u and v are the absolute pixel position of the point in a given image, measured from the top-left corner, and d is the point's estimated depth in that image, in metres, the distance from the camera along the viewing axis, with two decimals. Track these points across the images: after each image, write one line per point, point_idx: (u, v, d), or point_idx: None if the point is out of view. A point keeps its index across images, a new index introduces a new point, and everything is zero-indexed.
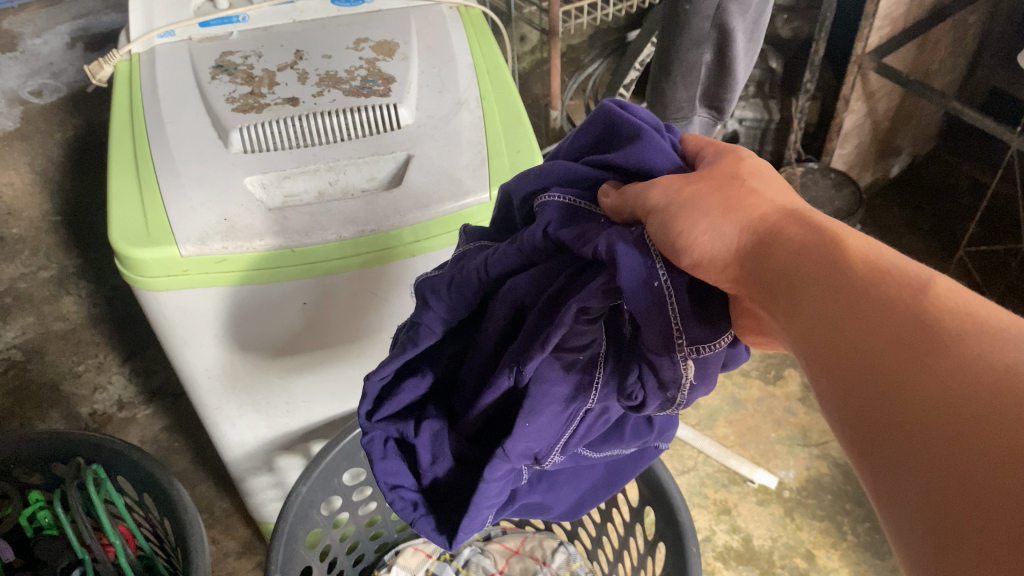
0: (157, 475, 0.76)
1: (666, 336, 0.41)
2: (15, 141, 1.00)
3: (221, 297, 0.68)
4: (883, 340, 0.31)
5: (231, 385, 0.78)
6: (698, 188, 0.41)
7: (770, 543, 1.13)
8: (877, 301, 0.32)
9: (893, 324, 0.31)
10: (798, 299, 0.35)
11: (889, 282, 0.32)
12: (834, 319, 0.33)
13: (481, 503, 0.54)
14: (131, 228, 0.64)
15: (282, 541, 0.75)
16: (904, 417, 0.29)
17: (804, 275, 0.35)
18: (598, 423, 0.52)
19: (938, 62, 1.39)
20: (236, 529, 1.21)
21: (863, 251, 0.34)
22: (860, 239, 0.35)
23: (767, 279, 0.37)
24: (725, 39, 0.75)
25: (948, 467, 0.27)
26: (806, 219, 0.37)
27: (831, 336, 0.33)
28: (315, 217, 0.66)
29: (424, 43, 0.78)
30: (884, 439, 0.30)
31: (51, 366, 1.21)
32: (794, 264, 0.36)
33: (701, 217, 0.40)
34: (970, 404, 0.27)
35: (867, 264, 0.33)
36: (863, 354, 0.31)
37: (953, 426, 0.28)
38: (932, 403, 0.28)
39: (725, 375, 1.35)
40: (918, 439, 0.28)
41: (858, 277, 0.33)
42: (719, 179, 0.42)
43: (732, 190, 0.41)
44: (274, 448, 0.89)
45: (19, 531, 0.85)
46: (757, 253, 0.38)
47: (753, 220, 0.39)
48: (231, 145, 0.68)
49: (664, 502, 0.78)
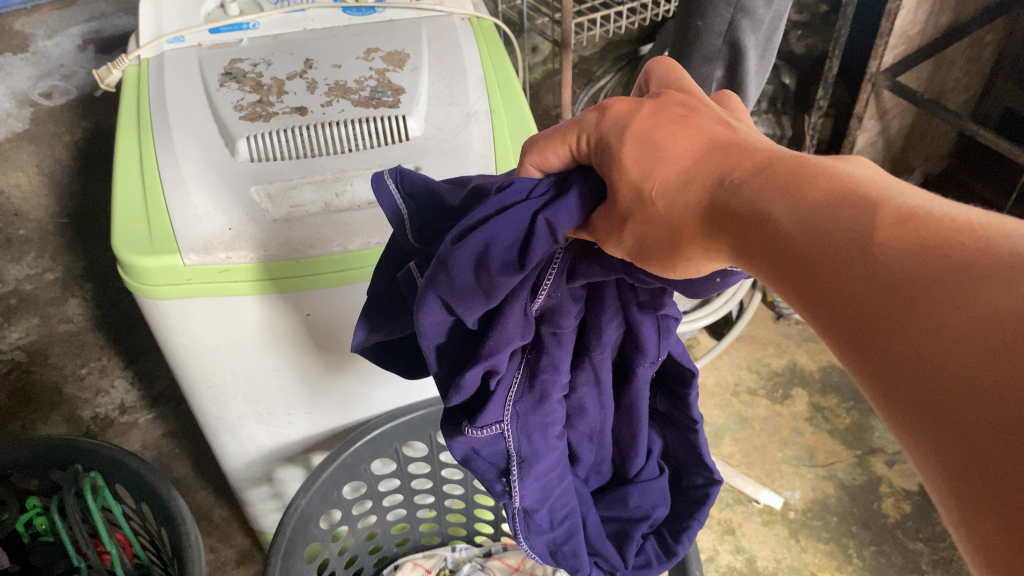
0: (156, 485, 0.75)
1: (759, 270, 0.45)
2: (24, 142, 1.00)
3: (221, 305, 0.67)
4: (853, 307, 0.29)
5: (231, 394, 0.77)
6: (634, 228, 0.40)
7: (774, 565, 1.12)
8: (833, 266, 0.30)
9: (854, 288, 0.29)
10: (767, 260, 0.33)
11: (843, 230, 0.30)
12: (810, 278, 0.31)
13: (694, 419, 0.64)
14: (134, 235, 0.63)
15: (280, 553, 0.74)
16: (901, 372, 0.27)
17: (766, 242, 0.33)
18: None
19: (954, 81, 1.38)
20: (234, 538, 1.20)
21: (806, 208, 0.32)
22: (797, 191, 0.32)
23: (736, 248, 0.35)
24: (738, 56, 0.74)
25: (946, 439, 0.26)
26: (741, 184, 0.35)
27: (811, 301, 0.31)
28: (321, 228, 0.66)
29: (435, 54, 0.78)
30: (889, 398, 0.28)
31: (54, 369, 1.20)
32: (751, 232, 0.33)
33: (663, 246, 0.38)
34: (951, 368, 0.26)
35: (813, 220, 0.31)
36: (847, 311, 0.29)
37: (936, 392, 0.26)
38: (914, 376, 0.27)
39: (732, 393, 1.34)
40: (920, 396, 0.27)
41: (814, 244, 0.31)
42: (630, 191, 0.39)
43: (654, 211, 0.38)
44: (275, 460, 0.88)
45: (16, 537, 0.84)
46: (714, 234, 0.36)
47: (700, 198, 0.36)
48: (238, 153, 0.67)
49: None
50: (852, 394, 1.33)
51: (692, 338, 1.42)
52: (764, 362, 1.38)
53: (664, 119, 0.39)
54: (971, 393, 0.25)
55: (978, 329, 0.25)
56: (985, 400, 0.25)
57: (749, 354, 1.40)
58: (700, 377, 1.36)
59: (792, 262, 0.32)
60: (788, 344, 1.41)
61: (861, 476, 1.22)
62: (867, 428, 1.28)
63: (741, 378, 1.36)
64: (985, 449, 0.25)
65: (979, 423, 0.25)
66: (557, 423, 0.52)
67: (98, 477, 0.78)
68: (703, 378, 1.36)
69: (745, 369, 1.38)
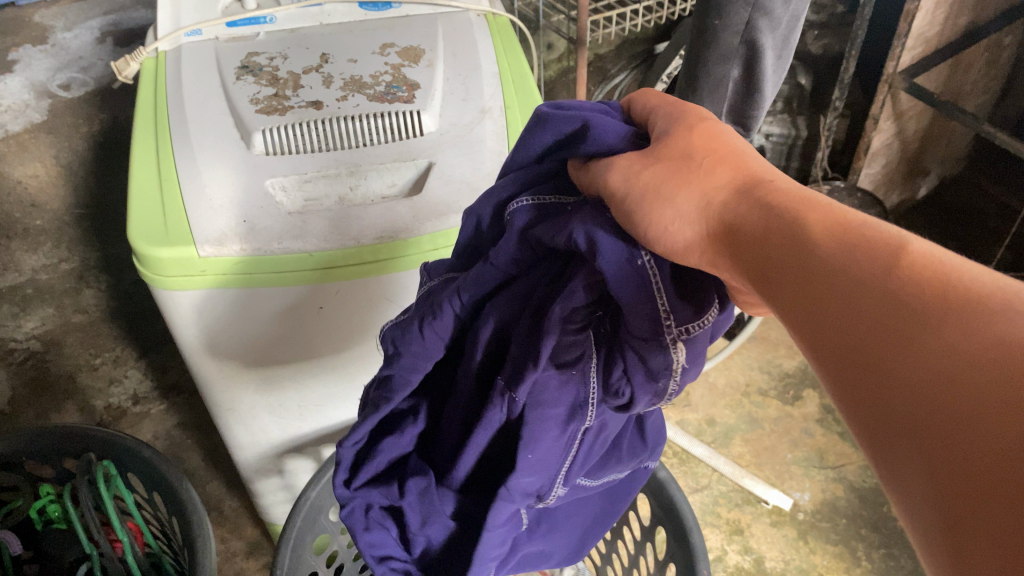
0: (167, 475, 0.76)
1: (657, 322, 0.39)
2: (41, 133, 1.00)
3: (236, 297, 0.67)
4: (860, 332, 0.28)
5: (243, 386, 0.78)
6: (654, 172, 0.39)
7: (782, 566, 1.12)
8: (846, 285, 0.29)
9: (864, 311, 0.28)
10: (777, 275, 0.32)
11: (862, 250, 0.29)
12: (818, 296, 0.30)
13: (483, 549, 0.56)
14: (150, 226, 0.64)
15: (289, 545, 0.74)
16: (901, 401, 0.26)
17: (778, 257, 0.32)
18: (597, 443, 0.51)
19: (971, 83, 1.37)
20: (245, 529, 1.21)
21: (828, 229, 0.31)
22: (823, 213, 0.32)
23: (746, 258, 0.34)
24: (755, 56, 0.73)
25: (939, 471, 0.24)
26: (768, 198, 0.34)
27: (812, 321, 0.30)
28: (335, 221, 0.66)
29: (450, 50, 0.78)
30: (884, 426, 0.27)
31: (69, 358, 1.22)
32: (767, 246, 0.33)
33: (665, 207, 0.38)
34: (955, 396, 0.24)
35: (835, 243, 0.30)
36: (852, 335, 0.28)
37: (937, 425, 0.25)
38: (915, 404, 0.26)
39: (742, 394, 1.34)
40: (920, 425, 0.25)
41: (831, 262, 0.30)
42: (676, 158, 0.39)
43: (684, 186, 0.38)
44: (285, 452, 0.88)
45: (28, 523, 0.84)
46: (727, 236, 0.35)
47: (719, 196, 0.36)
48: (254, 146, 0.68)
49: (675, 522, 0.76)
50: None
51: None
52: (775, 363, 1.38)
53: (723, 131, 0.40)
54: (972, 425, 0.24)
55: (992, 358, 0.24)
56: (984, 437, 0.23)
57: (761, 354, 1.40)
58: (711, 377, 1.36)
59: (802, 281, 0.31)
60: None
61: (872, 478, 1.21)
62: None
63: (752, 379, 1.36)
64: (982, 483, 0.23)
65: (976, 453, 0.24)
66: (440, 329, 0.52)
67: (110, 466, 0.79)
68: (714, 378, 1.36)
69: (757, 369, 1.37)
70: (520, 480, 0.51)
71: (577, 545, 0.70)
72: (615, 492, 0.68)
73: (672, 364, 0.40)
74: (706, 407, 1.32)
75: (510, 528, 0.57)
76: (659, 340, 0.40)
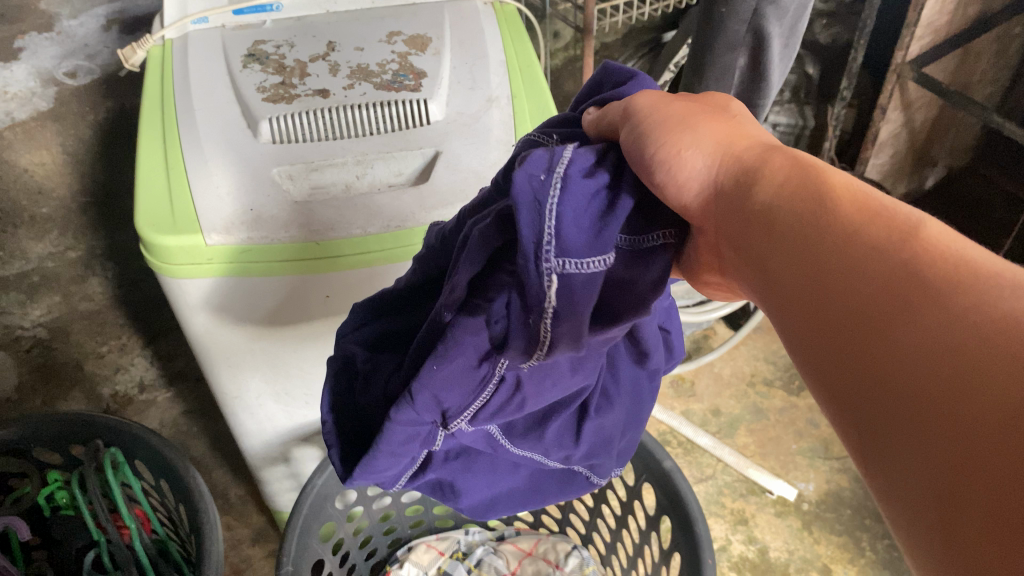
0: (174, 461, 0.76)
1: (537, 240, 0.37)
2: (48, 121, 1.00)
3: (244, 285, 0.68)
4: (860, 306, 0.27)
5: (250, 374, 0.78)
6: (679, 109, 0.39)
7: (786, 556, 1.12)
8: (847, 259, 0.28)
9: (868, 295, 0.27)
10: (775, 244, 0.31)
11: (867, 223, 0.28)
12: (817, 269, 0.29)
13: (383, 442, 0.53)
14: (157, 213, 0.64)
15: (295, 532, 0.74)
16: (903, 385, 0.25)
17: (779, 226, 0.31)
18: (508, 404, 0.49)
19: (980, 74, 1.37)
20: (251, 516, 1.21)
21: (831, 199, 0.30)
22: (824, 182, 0.31)
23: (743, 219, 0.33)
24: (762, 44, 0.73)
25: (939, 463, 0.24)
26: (772, 161, 0.33)
27: (811, 294, 0.29)
28: (341, 210, 0.66)
29: (457, 38, 0.77)
30: (884, 412, 0.26)
31: (75, 346, 1.22)
32: (768, 211, 0.32)
33: (682, 134, 0.37)
34: (961, 385, 0.24)
35: (843, 224, 0.29)
36: (852, 312, 0.27)
37: (940, 414, 0.24)
38: (917, 391, 0.25)
39: (748, 384, 1.34)
40: (922, 412, 0.25)
41: (834, 235, 0.29)
42: (706, 107, 0.39)
43: (704, 128, 0.37)
44: (292, 440, 0.89)
45: (36, 511, 0.83)
46: (728, 193, 0.34)
47: (732, 144, 0.36)
48: (261, 135, 0.67)
49: (680, 512, 0.76)
50: None
51: (709, 329, 1.43)
52: (781, 354, 1.38)
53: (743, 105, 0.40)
54: (977, 417, 0.23)
55: (1000, 347, 0.23)
56: (988, 433, 0.23)
57: (767, 345, 1.40)
58: (717, 368, 1.36)
59: (806, 262, 0.30)
60: None
61: None
62: None
63: (757, 369, 1.36)
64: (983, 476, 0.23)
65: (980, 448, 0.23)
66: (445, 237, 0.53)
67: (117, 453, 0.79)
68: (719, 369, 1.36)
69: (762, 359, 1.37)
70: (424, 394, 0.49)
71: (487, 502, 0.69)
72: (544, 480, 0.68)
73: (544, 298, 0.38)
74: (711, 397, 1.32)
75: (416, 436, 0.53)
76: (536, 264, 0.37)
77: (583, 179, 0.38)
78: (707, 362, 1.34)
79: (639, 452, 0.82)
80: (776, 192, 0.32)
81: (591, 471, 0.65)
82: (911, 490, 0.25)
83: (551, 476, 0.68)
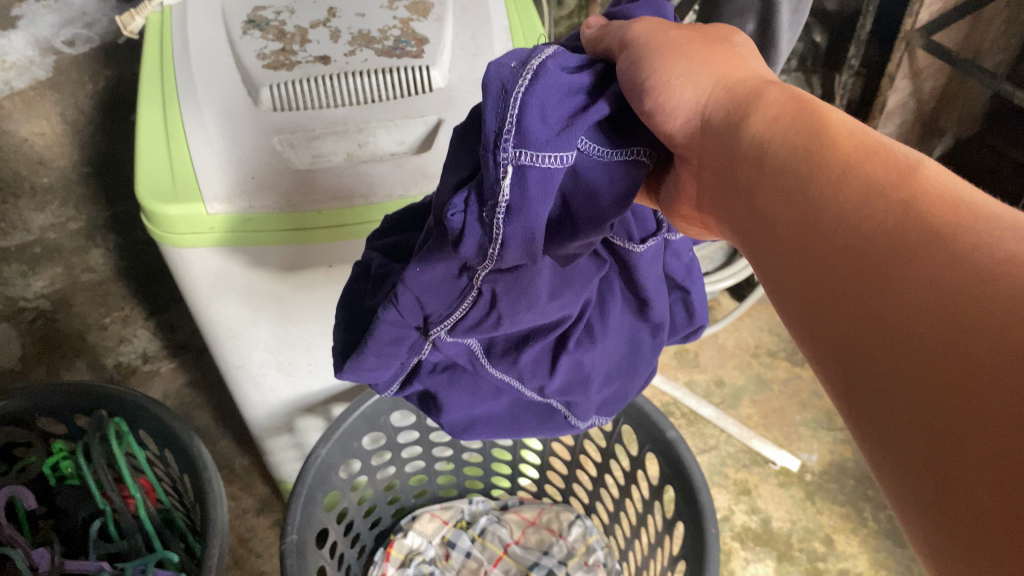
0: (177, 432, 0.77)
1: (500, 127, 0.38)
2: (47, 90, 0.99)
3: (247, 255, 0.67)
4: (859, 238, 0.30)
5: (253, 344, 0.78)
6: (676, 35, 0.40)
7: (789, 526, 1.12)
8: (849, 196, 0.30)
9: (868, 230, 0.30)
10: (775, 179, 0.34)
11: (872, 159, 0.31)
12: (818, 203, 0.31)
13: (372, 342, 0.56)
14: (157, 183, 0.63)
15: (300, 502, 0.75)
16: (896, 307, 0.28)
17: (780, 161, 0.33)
18: (485, 316, 0.52)
19: (990, 41, 1.35)
20: (255, 487, 1.21)
21: (834, 138, 0.32)
22: (825, 122, 0.33)
23: (740, 152, 0.36)
24: (771, 10, 0.72)
25: (932, 386, 0.27)
26: (774, 94, 0.35)
27: (810, 229, 0.32)
28: (343, 178, 0.65)
29: (460, 3, 0.76)
30: (876, 334, 0.29)
31: (77, 317, 1.22)
32: (769, 145, 0.34)
33: (679, 62, 0.38)
34: (954, 313, 0.26)
35: (839, 164, 0.31)
36: (849, 244, 0.30)
37: (933, 340, 0.27)
38: (911, 318, 0.28)
39: (751, 355, 1.33)
40: (913, 336, 0.27)
41: (837, 172, 0.31)
42: (705, 36, 0.41)
43: (707, 59, 0.39)
44: (295, 410, 0.89)
45: (41, 480, 0.84)
46: (727, 126, 0.36)
47: (729, 79, 0.38)
48: (261, 103, 0.67)
49: (683, 481, 0.76)
50: None
51: (713, 300, 1.42)
52: None
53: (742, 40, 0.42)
54: (966, 344, 0.26)
55: (988, 276, 0.26)
56: (976, 358, 0.26)
57: (771, 316, 1.39)
58: (720, 339, 1.36)
59: (800, 201, 0.32)
60: None
61: None
62: None
63: (761, 340, 1.35)
64: (970, 397, 0.26)
65: (968, 368, 0.26)
66: None
67: (121, 423, 0.79)
68: (723, 340, 1.36)
69: (767, 331, 1.37)
70: (406, 297, 0.53)
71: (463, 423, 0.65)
72: (523, 409, 0.64)
73: (498, 191, 0.39)
74: (715, 368, 1.32)
75: (403, 340, 0.56)
76: (494, 154, 0.38)
77: (551, 71, 0.39)
78: (711, 333, 1.34)
79: (643, 422, 0.82)
80: (769, 130, 0.34)
81: (568, 409, 0.62)
82: (899, 410, 0.28)
83: (530, 410, 0.65)
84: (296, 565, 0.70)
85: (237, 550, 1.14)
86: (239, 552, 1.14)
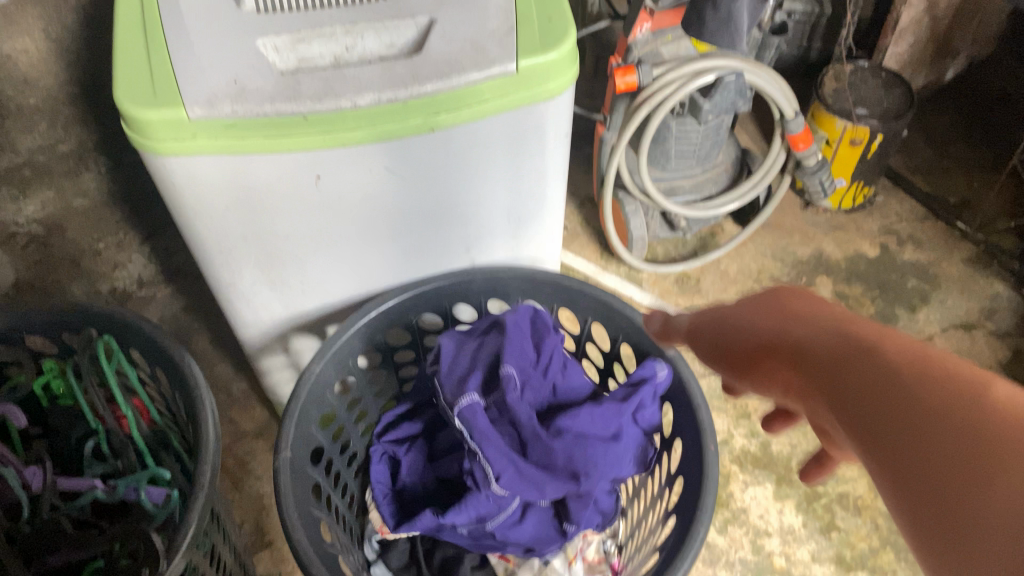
0: (169, 349, 0.75)
1: None
2: (28, 4, 0.95)
3: (232, 164, 0.65)
4: (888, 401, 0.34)
5: (243, 260, 0.76)
6: (746, 304, 0.45)
7: (789, 449, 1.12)
8: (878, 377, 0.35)
9: (900, 395, 0.34)
10: (813, 351, 0.38)
11: (893, 352, 0.35)
12: (865, 374, 0.35)
13: (415, 526, 0.79)
14: (138, 88, 0.61)
15: (293, 419, 0.73)
16: (923, 450, 0.32)
17: (813, 345, 0.39)
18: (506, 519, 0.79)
19: None
20: (253, 410, 1.20)
21: (861, 338, 0.37)
22: (857, 330, 0.38)
23: (807, 323, 0.40)
24: None
25: (947, 511, 0.30)
26: (823, 313, 0.41)
27: (849, 397, 0.36)
28: (330, 82, 0.62)
29: None
30: (903, 469, 0.32)
31: (71, 242, 1.20)
32: (816, 321, 0.40)
33: (746, 316, 0.44)
34: (959, 458, 0.30)
35: (880, 359, 0.36)
36: (883, 403, 0.34)
37: (953, 467, 0.30)
38: (936, 447, 0.31)
39: (754, 281, 1.31)
40: (935, 465, 0.31)
41: (867, 363, 0.36)
42: (769, 303, 0.43)
43: (781, 328, 0.41)
44: (289, 329, 0.87)
45: (33, 398, 0.83)
46: (785, 311, 0.42)
47: (782, 294, 0.44)
48: (243, 4, 0.64)
49: (682, 398, 0.75)
50: (878, 284, 1.31)
51: (716, 226, 1.40)
52: (789, 251, 1.35)
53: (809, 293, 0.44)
54: (966, 469, 0.30)
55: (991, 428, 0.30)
56: (980, 491, 0.29)
57: (774, 241, 1.37)
58: (723, 265, 1.34)
59: (860, 362, 0.36)
60: (815, 232, 1.38)
61: None
62: (891, 317, 1.26)
63: (764, 266, 1.33)
64: (981, 528, 0.29)
65: (967, 505, 0.29)
66: None
67: (111, 341, 0.77)
68: (726, 266, 1.34)
69: (770, 257, 1.35)
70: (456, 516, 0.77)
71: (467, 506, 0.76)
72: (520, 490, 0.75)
73: None
74: (717, 293, 1.30)
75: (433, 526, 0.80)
76: None
77: None
78: (713, 259, 1.32)
79: (643, 340, 0.80)
80: (816, 322, 0.40)
81: (530, 550, 0.82)
82: (928, 522, 0.31)
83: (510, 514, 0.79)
84: (289, 483, 0.70)
85: (235, 473, 1.14)
86: (237, 475, 1.14)
